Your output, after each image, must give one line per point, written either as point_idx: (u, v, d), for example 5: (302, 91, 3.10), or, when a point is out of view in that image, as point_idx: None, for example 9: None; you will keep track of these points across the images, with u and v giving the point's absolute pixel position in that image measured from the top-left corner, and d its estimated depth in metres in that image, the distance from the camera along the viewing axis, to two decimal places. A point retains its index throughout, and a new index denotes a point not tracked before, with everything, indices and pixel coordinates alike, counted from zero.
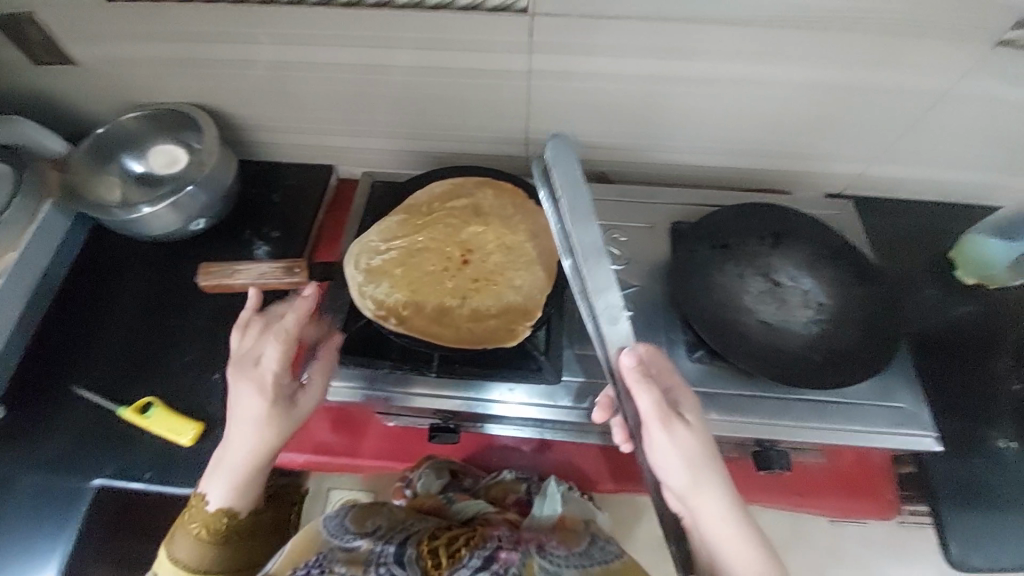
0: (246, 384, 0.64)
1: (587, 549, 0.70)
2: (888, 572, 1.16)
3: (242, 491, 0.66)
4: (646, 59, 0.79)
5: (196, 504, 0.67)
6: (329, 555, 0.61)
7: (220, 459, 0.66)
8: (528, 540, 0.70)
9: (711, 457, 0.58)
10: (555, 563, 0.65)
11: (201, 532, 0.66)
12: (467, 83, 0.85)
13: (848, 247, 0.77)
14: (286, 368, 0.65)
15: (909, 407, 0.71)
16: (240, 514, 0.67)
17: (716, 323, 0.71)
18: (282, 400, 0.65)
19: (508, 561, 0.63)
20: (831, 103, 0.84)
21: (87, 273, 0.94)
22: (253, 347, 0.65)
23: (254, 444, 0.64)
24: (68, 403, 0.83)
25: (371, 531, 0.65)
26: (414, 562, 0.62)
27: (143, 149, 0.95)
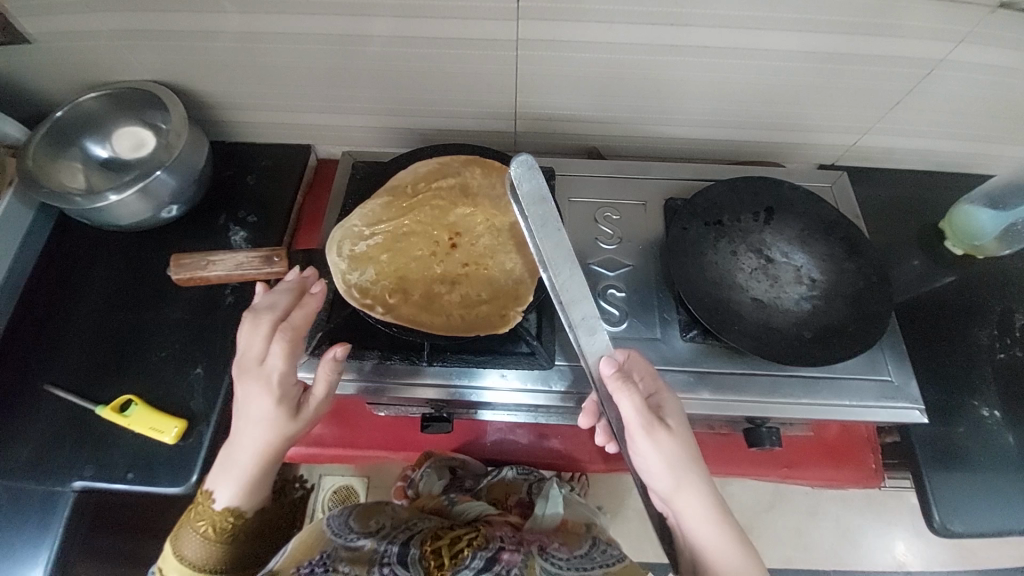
0: (253, 384, 0.61)
1: (588, 550, 0.68)
2: (868, 531, 1.21)
3: (249, 491, 0.65)
4: (638, 26, 0.75)
5: (202, 501, 0.66)
6: (332, 554, 0.60)
7: (227, 457, 0.64)
8: (531, 542, 0.70)
9: (694, 460, 0.58)
10: (556, 565, 0.64)
11: (207, 531, 0.65)
12: (450, 54, 0.81)
13: (841, 220, 0.76)
14: (294, 370, 0.62)
15: (896, 380, 0.72)
16: (247, 513, 0.67)
17: (709, 302, 0.70)
18: (289, 400, 0.63)
19: (511, 562, 0.63)
20: (827, 71, 0.82)
21: (53, 266, 0.90)
22: (259, 346, 0.61)
23: (262, 444, 0.63)
24: (42, 402, 0.80)
25: (374, 530, 0.66)
26: (417, 562, 0.62)
27: (106, 131, 0.90)
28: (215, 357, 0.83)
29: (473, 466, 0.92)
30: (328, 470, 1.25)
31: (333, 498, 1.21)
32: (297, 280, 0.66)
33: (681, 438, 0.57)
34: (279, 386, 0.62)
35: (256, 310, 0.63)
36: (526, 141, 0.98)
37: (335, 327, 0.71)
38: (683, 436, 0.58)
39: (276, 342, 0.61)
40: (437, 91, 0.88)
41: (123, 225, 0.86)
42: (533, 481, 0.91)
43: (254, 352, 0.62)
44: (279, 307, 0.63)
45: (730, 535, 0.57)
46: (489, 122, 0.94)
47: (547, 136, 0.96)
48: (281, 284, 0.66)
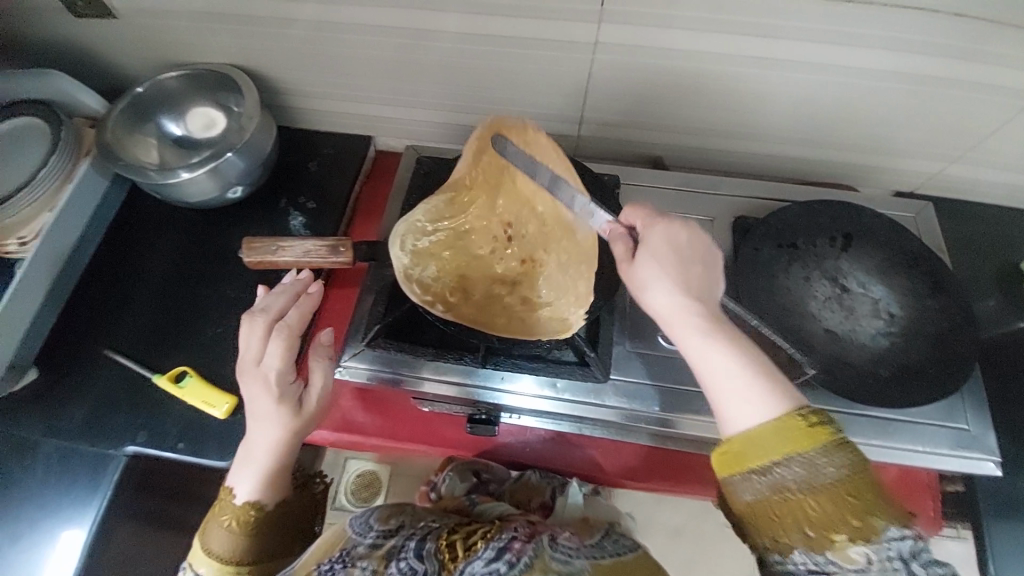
0: (252, 384, 0.64)
1: (599, 540, 0.64)
2: None
3: (268, 484, 0.65)
4: (722, 36, 0.73)
5: (224, 497, 0.65)
6: (352, 551, 0.59)
7: (244, 452, 0.66)
8: (540, 531, 0.63)
9: (692, 281, 0.55)
10: (566, 554, 0.59)
11: (231, 525, 0.64)
12: (523, 56, 0.80)
13: (927, 253, 0.71)
14: (290, 367, 0.65)
15: (973, 429, 0.67)
16: (268, 506, 0.66)
17: (779, 328, 0.67)
18: (290, 397, 0.65)
19: (522, 551, 0.57)
20: (917, 95, 0.77)
21: (120, 237, 0.93)
22: (256, 347, 0.65)
23: (273, 440, 0.64)
24: (101, 367, 0.83)
25: (394, 527, 0.62)
26: (432, 556, 0.58)
27: (180, 109, 0.92)
28: None
29: (498, 470, 0.89)
30: (354, 455, 1.25)
31: (359, 483, 1.22)
32: (295, 282, 0.70)
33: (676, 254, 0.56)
34: (275, 383, 0.64)
35: (253, 313, 0.67)
36: (587, 145, 0.96)
37: (392, 321, 0.71)
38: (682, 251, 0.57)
39: (272, 341, 0.65)
40: (504, 90, 0.87)
41: (190, 202, 0.89)
42: (556, 486, 0.88)
43: (252, 353, 0.65)
44: (274, 309, 0.67)
45: (728, 348, 0.50)
46: (553, 124, 0.93)
47: (610, 142, 0.94)
48: (279, 287, 0.70)
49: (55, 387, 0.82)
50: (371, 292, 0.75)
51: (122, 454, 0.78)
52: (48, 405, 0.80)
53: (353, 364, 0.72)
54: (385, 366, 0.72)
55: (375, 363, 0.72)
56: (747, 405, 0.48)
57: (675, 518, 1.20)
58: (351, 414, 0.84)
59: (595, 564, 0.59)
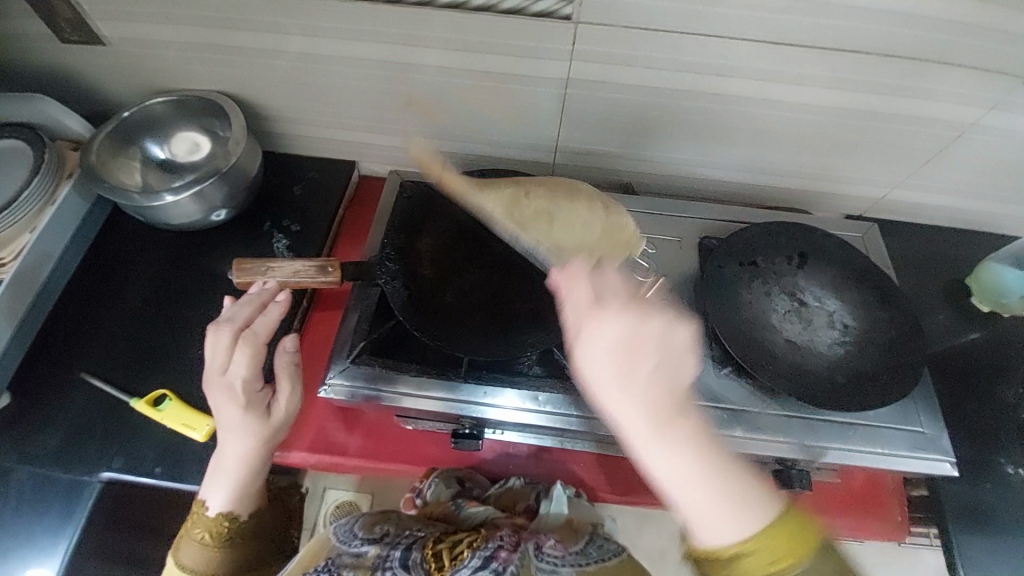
0: (218, 393, 0.63)
1: (583, 546, 0.64)
2: None
3: (241, 495, 0.65)
4: (685, 73, 0.80)
5: (196, 510, 0.65)
6: (335, 561, 0.58)
7: (213, 464, 0.65)
8: (528, 539, 0.65)
9: (644, 378, 0.48)
10: (551, 563, 0.60)
11: (204, 538, 0.64)
12: (502, 88, 0.86)
13: (874, 269, 0.78)
14: (257, 374, 0.65)
15: (929, 431, 0.72)
16: (241, 516, 0.66)
17: (744, 339, 0.71)
18: (258, 405, 0.65)
19: (508, 560, 0.58)
20: (858, 127, 0.85)
21: (99, 260, 0.92)
22: (220, 357, 0.64)
23: (243, 449, 0.64)
24: (76, 392, 0.81)
25: (379, 536, 0.62)
26: (419, 565, 0.57)
27: (165, 134, 0.94)
28: None
29: (480, 477, 0.88)
30: (333, 483, 1.22)
31: (338, 512, 1.20)
32: (260, 292, 0.69)
33: (623, 353, 0.48)
34: (241, 390, 0.63)
35: (217, 323, 0.65)
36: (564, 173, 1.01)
37: (378, 339, 0.74)
38: (629, 341, 0.48)
39: (238, 350, 0.64)
40: (484, 120, 0.92)
41: (174, 224, 0.90)
42: (541, 490, 0.86)
43: (217, 363, 0.64)
44: (239, 318, 0.66)
45: (683, 449, 0.47)
46: (531, 153, 0.98)
47: (585, 169, 1.00)
48: (243, 297, 0.69)
49: (26, 413, 0.80)
50: (357, 311, 0.77)
51: (96, 481, 0.76)
52: (18, 433, 0.78)
53: (333, 380, 0.72)
54: (369, 382, 0.72)
55: (356, 379, 0.72)
56: (710, 515, 0.46)
57: (658, 537, 1.20)
58: (333, 434, 0.84)
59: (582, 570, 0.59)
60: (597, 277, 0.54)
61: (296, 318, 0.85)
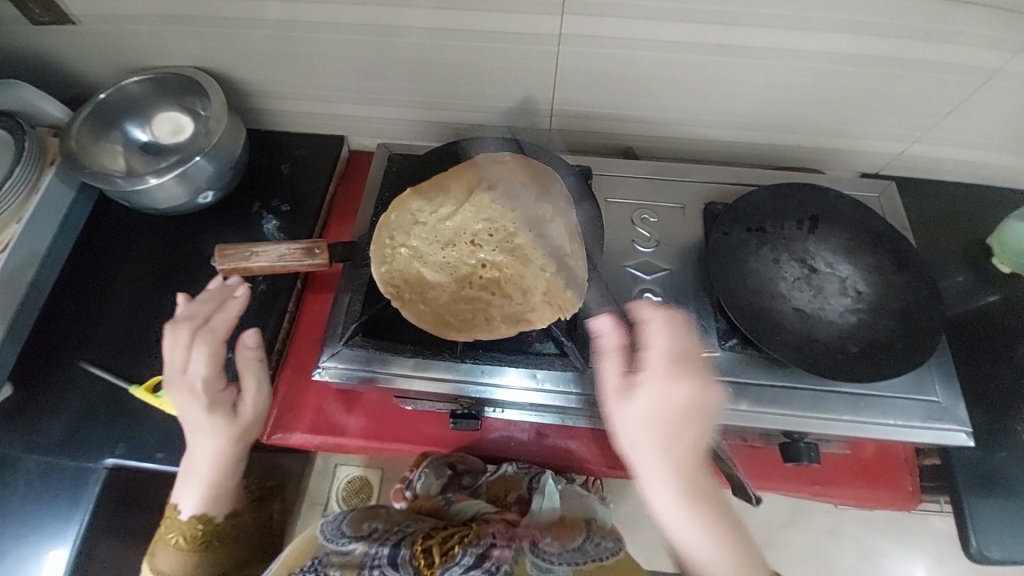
0: (180, 395, 0.63)
1: (581, 544, 0.69)
2: (900, 561, 1.14)
3: (214, 496, 0.67)
4: (688, 24, 0.74)
5: (171, 515, 0.68)
6: (324, 560, 0.61)
7: (186, 467, 0.67)
8: (523, 536, 0.68)
9: (671, 447, 0.52)
10: (548, 561, 0.64)
11: (179, 542, 0.67)
12: (490, 49, 0.81)
13: (891, 231, 0.73)
14: (218, 374, 0.64)
15: (944, 401, 0.69)
16: (216, 518, 0.69)
17: (750, 310, 0.68)
18: (222, 405, 0.65)
19: (501, 558, 0.63)
20: (874, 77, 0.79)
21: (90, 246, 0.91)
22: (180, 356, 0.63)
23: (211, 452, 0.65)
24: (75, 382, 0.81)
25: (366, 533, 0.65)
26: (407, 563, 0.61)
27: (145, 115, 0.91)
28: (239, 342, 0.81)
29: (475, 460, 0.86)
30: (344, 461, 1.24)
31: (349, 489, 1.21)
32: (222, 288, 0.67)
33: (658, 425, 0.52)
34: (203, 393, 0.63)
35: (176, 321, 0.64)
36: (559, 139, 0.97)
37: (371, 318, 0.69)
38: (655, 414, 0.52)
39: (196, 348, 0.63)
40: (473, 85, 0.87)
41: (161, 208, 0.88)
42: (534, 477, 0.86)
43: (178, 362, 0.64)
44: (200, 315, 0.65)
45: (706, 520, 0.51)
46: (525, 118, 0.93)
47: (580, 134, 0.95)
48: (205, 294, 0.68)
49: (29, 405, 0.80)
50: (349, 292, 0.74)
51: (100, 467, 0.77)
52: (21, 423, 0.79)
53: (326, 363, 0.70)
54: (360, 365, 0.70)
55: (353, 362, 0.70)
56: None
57: None
58: (333, 416, 0.83)
59: (576, 568, 0.64)
60: (673, 325, 0.55)
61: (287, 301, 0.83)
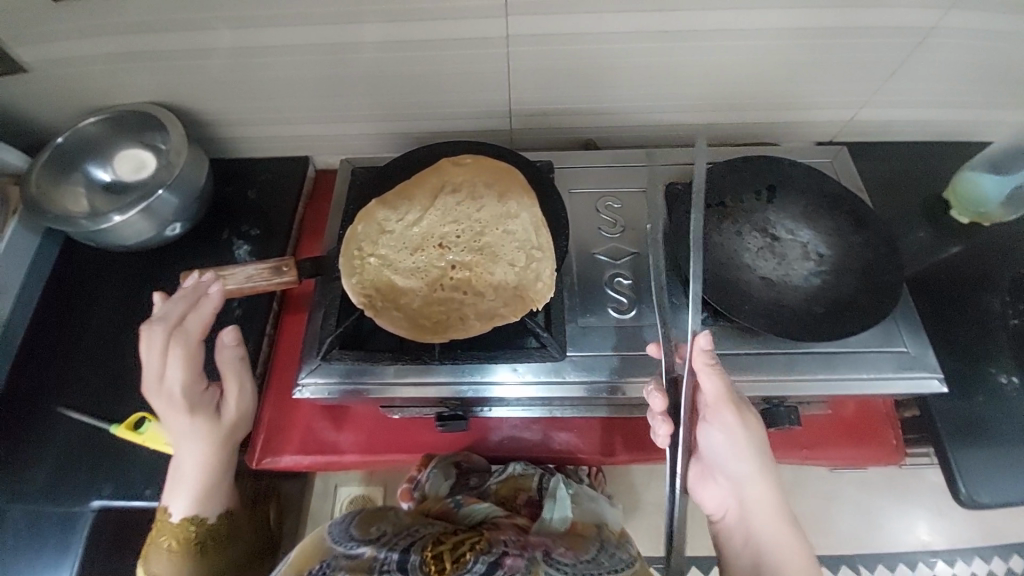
0: (160, 400, 0.65)
1: (595, 555, 0.69)
2: (903, 517, 1.15)
3: (204, 499, 0.69)
4: (631, 12, 0.76)
5: (160, 519, 0.69)
6: (331, 564, 0.61)
7: (173, 473, 0.69)
8: (534, 545, 0.69)
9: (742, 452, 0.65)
10: (561, 570, 0.64)
11: (171, 545, 0.70)
12: (442, 56, 0.82)
13: (846, 193, 0.75)
14: (197, 378, 0.66)
15: (913, 350, 0.70)
16: (207, 519, 0.71)
17: (718, 282, 0.69)
18: (205, 408, 0.68)
19: (513, 566, 0.61)
20: (814, 48, 0.82)
21: (59, 289, 0.90)
22: (156, 362, 0.64)
23: (197, 456, 0.67)
24: (56, 428, 0.80)
25: (375, 538, 0.65)
26: (417, 569, 0.60)
27: (106, 154, 0.90)
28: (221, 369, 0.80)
29: (478, 459, 0.87)
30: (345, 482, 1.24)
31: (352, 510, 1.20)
32: (194, 287, 0.67)
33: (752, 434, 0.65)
34: (183, 399, 0.65)
35: (150, 324, 0.64)
36: (521, 138, 0.98)
37: (346, 331, 0.69)
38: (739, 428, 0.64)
39: (173, 354, 0.64)
40: (430, 93, 0.89)
41: (129, 245, 0.87)
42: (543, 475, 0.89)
43: (153, 368, 0.65)
44: (172, 316, 0.65)
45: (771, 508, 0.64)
46: (485, 121, 0.94)
47: (541, 130, 0.96)
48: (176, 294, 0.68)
49: (12, 456, 0.79)
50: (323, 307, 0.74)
51: (88, 509, 0.76)
52: (4, 475, 0.78)
53: (306, 379, 0.70)
54: (340, 378, 0.70)
55: (332, 375, 0.71)
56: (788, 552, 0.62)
57: None
58: (323, 433, 0.83)
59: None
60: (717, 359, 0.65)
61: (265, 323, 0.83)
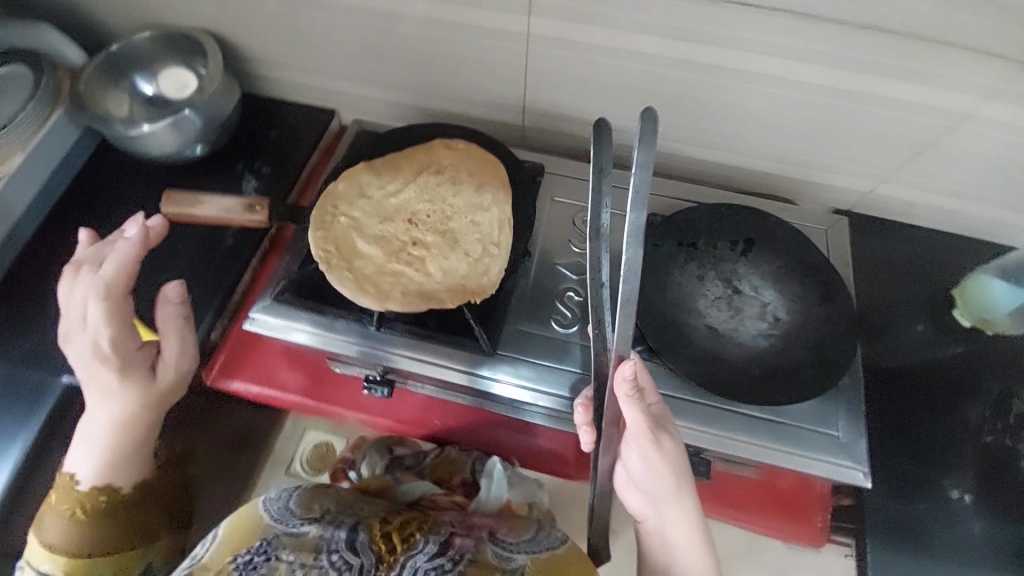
0: (87, 354, 0.66)
1: (534, 534, 0.74)
2: None
3: (115, 467, 0.70)
4: (656, 36, 0.76)
5: (65, 484, 0.70)
6: (273, 541, 0.64)
7: (90, 433, 0.69)
8: (479, 526, 0.74)
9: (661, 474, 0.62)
10: (508, 550, 0.70)
11: (75, 512, 0.69)
12: (465, 42, 0.85)
13: (825, 263, 0.73)
14: (123, 334, 0.66)
15: (844, 437, 0.68)
16: (122, 488, 0.72)
17: (662, 321, 0.69)
18: (137, 368, 0.67)
19: (462, 547, 0.68)
20: (839, 110, 0.79)
21: (85, 181, 0.97)
22: (84, 310, 0.65)
23: (120, 416, 0.68)
24: (51, 301, 0.87)
25: (319, 515, 0.68)
26: (367, 547, 0.66)
27: (153, 68, 0.98)
28: (204, 287, 0.86)
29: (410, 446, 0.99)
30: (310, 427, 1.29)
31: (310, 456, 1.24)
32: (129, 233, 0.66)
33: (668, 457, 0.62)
34: (115, 355, 0.66)
35: (79, 270, 0.67)
36: (531, 139, 0.99)
37: (304, 278, 0.74)
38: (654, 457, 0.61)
39: (95, 305, 0.65)
40: (451, 77, 0.91)
41: (153, 156, 0.94)
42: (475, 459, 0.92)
43: (81, 315, 0.66)
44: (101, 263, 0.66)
45: (685, 515, 0.65)
46: (497, 114, 0.96)
47: (551, 136, 0.97)
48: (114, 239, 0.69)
49: (8, 318, 0.85)
50: (293, 253, 0.79)
51: (57, 382, 0.80)
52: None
53: (256, 312, 0.74)
54: (284, 315, 0.73)
55: (280, 314, 0.73)
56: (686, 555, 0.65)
57: None
58: (275, 371, 0.88)
59: (533, 557, 0.70)
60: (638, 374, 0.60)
61: (252, 255, 0.89)
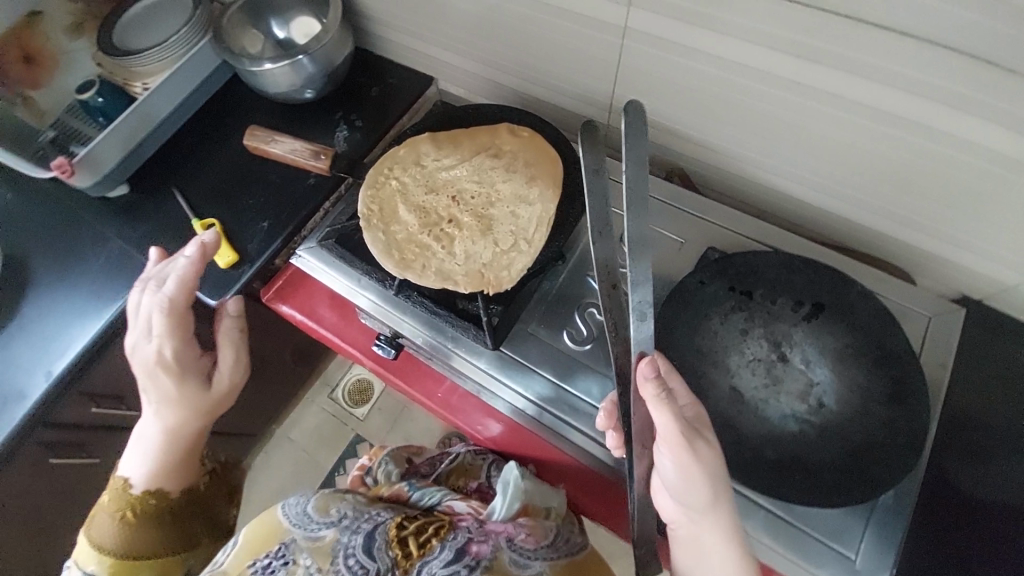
0: (151, 368, 0.70)
1: (552, 538, 0.73)
2: None
3: (167, 472, 0.74)
4: (772, 51, 0.64)
5: (119, 488, 0.73)
6: (291, 545, 0.65)
7: (142, 440, 0.74)
8: (496, 531, 0.70)
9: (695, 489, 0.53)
10: (525, 556, 0.68)
11: (124, 514, 0.71)
12: (559, 27, 0.80)
13: (908, 357, 0.59)
14: (189, 344, 0.72)
15: (858, 561, 0.58)
16: (172, 493, 0.75)
17: (681, 367, 0.62)
18: (195, 377, 0.72)
19: (479, 554, 0.66)
20: (991, 179, 0.62)
21: (216, 104, 1.09)
22: (149, 325, 0.70)
23: (175, 421, 0.72)
24: (165, 199, 0.99)
25: (337, 518, 0.68)
26: (383, 550, 0.65)
27: (286, 14, 1.07)
28: (279, 218, 0.94)
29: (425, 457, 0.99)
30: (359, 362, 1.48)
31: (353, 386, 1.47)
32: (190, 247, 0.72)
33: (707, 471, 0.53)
34: (177, 363, 0.71)
35: (143, 284, 0.73)
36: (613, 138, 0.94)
37: (346, 228, 0.78)
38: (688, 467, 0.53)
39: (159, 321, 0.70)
40: (541, 61, 0.89)
41: (269, 92, 1.03)
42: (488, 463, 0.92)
43: (144, 328, 0.71)
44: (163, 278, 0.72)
45: (724, 539, 0.55)
46: (582, 106, 0.92)
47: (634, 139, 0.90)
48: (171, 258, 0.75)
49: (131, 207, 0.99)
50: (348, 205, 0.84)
51: None
52: (120, 217, 0.98)
53: (302, 253, 0.80)
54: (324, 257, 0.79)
55: (318, 256, 0.80)
56: None
57: None
58: (318, 305, 0.93)
59: (551, 564, 0.69)
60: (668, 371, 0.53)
61: (326, 199, 0.96)
